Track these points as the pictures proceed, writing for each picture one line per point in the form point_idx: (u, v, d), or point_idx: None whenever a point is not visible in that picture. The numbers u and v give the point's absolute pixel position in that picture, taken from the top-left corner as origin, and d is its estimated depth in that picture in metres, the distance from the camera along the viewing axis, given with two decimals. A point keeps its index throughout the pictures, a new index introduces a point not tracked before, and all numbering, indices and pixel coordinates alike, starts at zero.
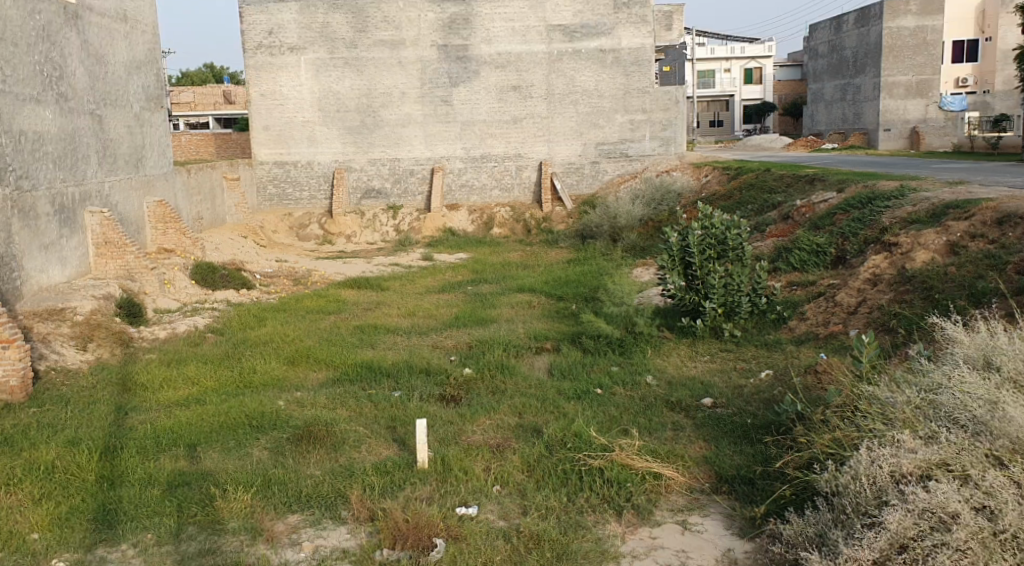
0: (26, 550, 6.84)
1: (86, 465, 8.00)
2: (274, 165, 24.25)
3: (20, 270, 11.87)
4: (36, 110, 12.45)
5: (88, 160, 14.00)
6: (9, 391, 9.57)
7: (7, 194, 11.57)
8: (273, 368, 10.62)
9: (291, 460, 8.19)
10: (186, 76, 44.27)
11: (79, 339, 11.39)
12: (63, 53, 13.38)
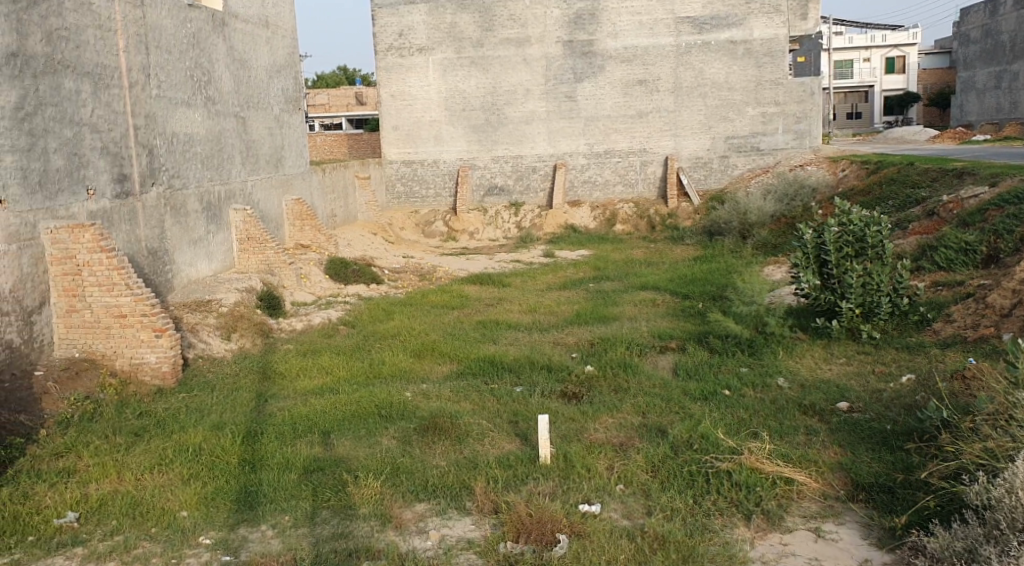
0: (177, 526, 7.17)
1: (229, 448, 8.37)
2: (402, 165, 24.84)
3: (172, 264, 12.55)
4: (187, 113, 13.10)
5: (232, 160, 14.65)
6: (162, 376, 10.06)
7: (160, 193, 12.25)
8: (399, 360, 10.85)
9: (417, 450, 8.36)
10: (321, 79, 45.65)
11: (224, 330, 11.79)
12: (211, 59, 14.01)
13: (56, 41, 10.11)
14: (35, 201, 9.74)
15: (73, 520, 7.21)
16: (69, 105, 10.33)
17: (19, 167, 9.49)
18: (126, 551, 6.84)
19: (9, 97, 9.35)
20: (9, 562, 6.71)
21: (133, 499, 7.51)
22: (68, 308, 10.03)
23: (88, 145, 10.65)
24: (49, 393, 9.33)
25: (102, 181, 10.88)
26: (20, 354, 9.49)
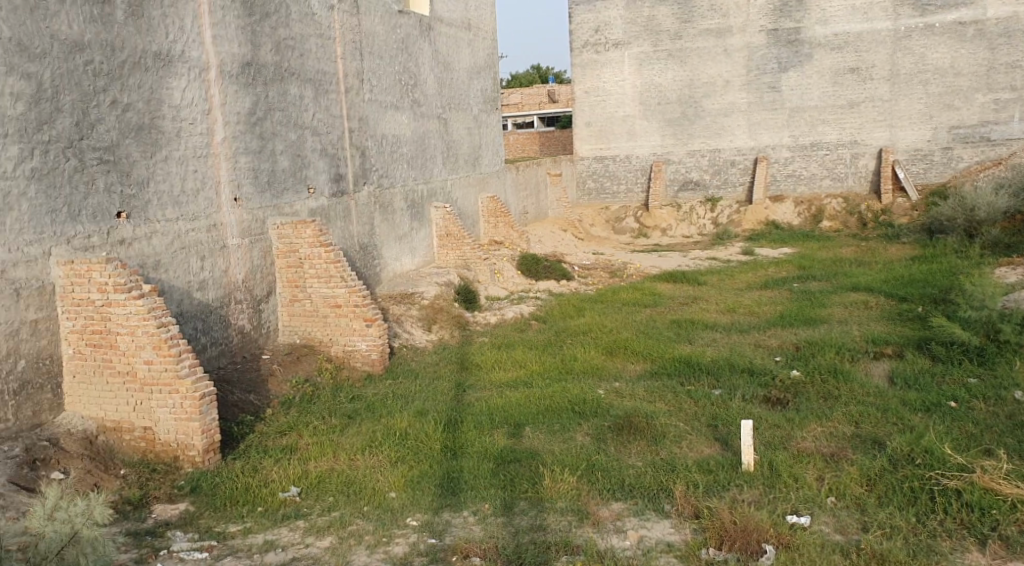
0: (386, 506, 7.50)
1: (433, 434, 8.66)
2: (594, 160, 24.99)
3: (380, 258, 13.12)
4: (396, 116, 13.66)
5: (435, 159, 15.16)
6: (372, 363, 10.53)
7: (370, 191, 12.85)
8: (593, 356, 10.88)
9: (612, 448, 8.37)
10: (515, 79, 46.15)
11: (425, 321, 12.27)
12: (418, 63, 14.52)
13: (283, 51, 10.78)
14: (264, 199, 10.44)
15: (295, 495, 7.66)
16: (294, 110, 10.99)
17: (251, 168, 10.18)
18: (342, 527, 7.21)
19: (244, 104, 10.05)
20: (242, 529, 7.17)
21: (348, 478, 7.91)
22: (291, 298, 10.75)
23: (309, 147, 11.31)
24: (274, 375, 9.97)
25: (320, 180, 11.54)
26: (249, 338, 10.23)
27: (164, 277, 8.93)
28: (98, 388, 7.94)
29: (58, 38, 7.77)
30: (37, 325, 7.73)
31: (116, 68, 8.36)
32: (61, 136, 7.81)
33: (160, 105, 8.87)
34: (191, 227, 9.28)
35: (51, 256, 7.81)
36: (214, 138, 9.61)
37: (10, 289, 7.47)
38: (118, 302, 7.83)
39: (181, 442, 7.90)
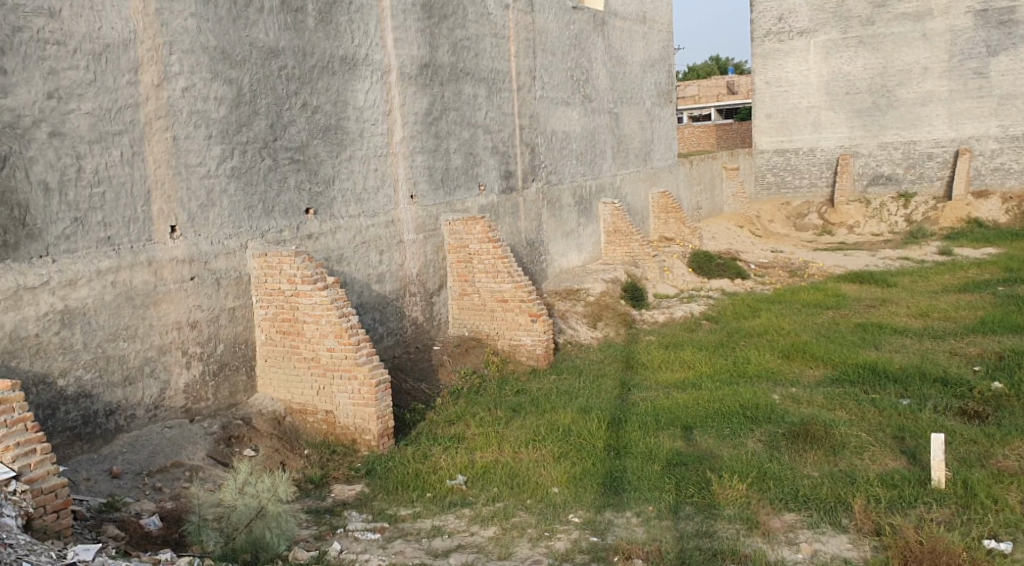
0: (549, 501, 7.59)
1: (596, 431, 8.69)
2: (774, 154, 23.97)
3: (547, 254, 13.30)
4: (566, 112, 13.73)
5: (604, 154, 15.13)
6: (537, 358, 10.73)
7: (539, 188, 13.02)
8: (767, 359, 10.51)
9: (786, 457, 8.07)
10: (692, 70, 44.94)
11: (590, 318, 12.32)
12: (590, 58, 14.50)
13: (460, 51, 11.10)
14: (439, 197, 10.83)
15: (462, 483, 7.89)
16: (468, 109, 11.31)
17: (427, 166, 10.59)
18: (506, 518, 7.36)
19: (421, 104, 10.46)
20: (412, 514, 7.47)
21: (512, 470, 8.07)
22: (461, 292, 11.06)
23: (481, 144, 11.59)
24: (443, 365, 10.31)
25: (491, 178, 11.81)
26: (422, 330, 10.64)
27: (347, 270, 9.45)
28: (287, 370, 8.57)
29: (256, 45, 8.45)
30: (235, 312, 8.46)
31: (307, 73, 8.97)
32: (258, 137, 8.53)
33: (346, 106, 9.43)
34: (371, 223, 9.79)
35: (247, 249, 8.54)
36: (393, 138, 10.08)
37: (212, 277, 8.22)
38: (304, 292, 8.35)
39: (358, 426, 8.33)
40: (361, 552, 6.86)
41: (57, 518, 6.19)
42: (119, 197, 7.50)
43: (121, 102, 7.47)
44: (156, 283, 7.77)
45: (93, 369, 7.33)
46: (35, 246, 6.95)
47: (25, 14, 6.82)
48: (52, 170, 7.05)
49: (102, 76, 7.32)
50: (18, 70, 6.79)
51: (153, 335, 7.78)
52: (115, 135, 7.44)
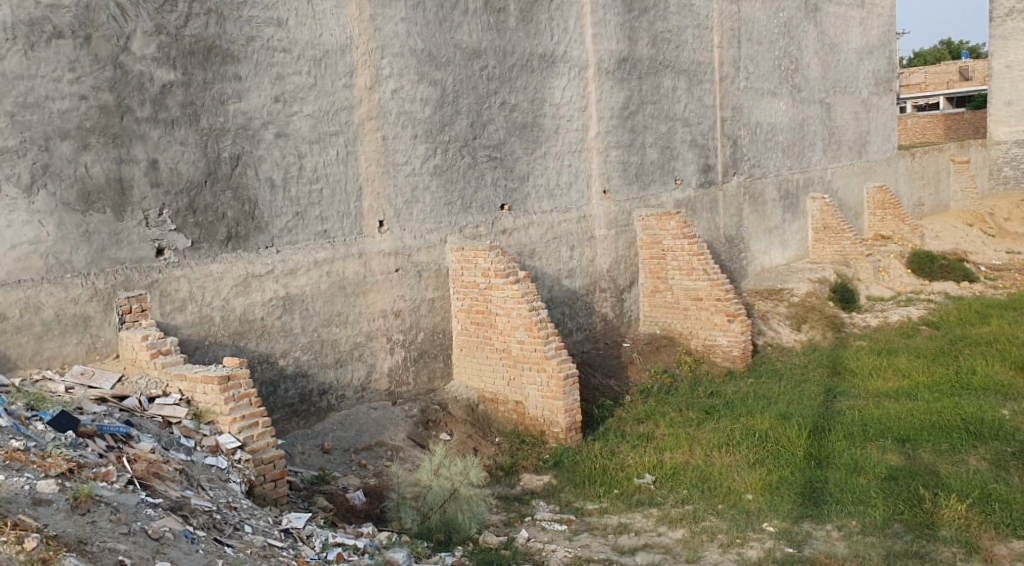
0: (742, 508, 7.33)
1: (795, 439, 8.34)
2: (1015, 144, 21.73)
3: (747, 251, 13.28)
4: (772, 103, 13.55)
5: (813, 147, 14.81)
6: (733, 359, 10.65)
7: (741, 181, 12.97)
8: (997, 371, 9.58)
9: (1015, 478, 7.33)
10: (919, 56, 41.35)
11: (794, 320, 12.04)
12: (800, 46, 14.19)
13: (660, 44, 11.17)
14: (635, 191, 11.06)
15: (650, 482, 7.82)
16: (667, 102, 11.35)
17: (622, 161, 10.81)
18: (695, 521, 7.18)
19: (619, 98, 10.64)
20: (598, 509, 7.48)
21: (703, 473, 7.88)
22: (653, 289, 11.22)
23: (679, 138, 11.67)
24: (634, 362, 10.48)
25: (689, 172, 11.90)
26: (613, 325, 10.91)
27: (539, 264, 9.78)
28: (479, 360, 8.90)
29: (459, 47, 8.90)
30: (434, 303, 8.88)
31: (506, 71, 9.35)
32: (459, 136, 8.97)
33: (543, 103, 9.75)
34: (564, 219, 10.09)
35: (446, 243, 8.96)
36: (588, 134, 10.32)
37: (415, 270, 8.67)
38: (498, 286, 8.67)
39: (547, 418, 8.52)
40: (547, 541, 6.94)
41: (275, 487, 6.64)
42: (334, 193, 8.05)
43: (339, 104, 8.01)
44: (365, 273, 8.28)
45: (309, 351, 7.91)
46: (262, 238, 7.61)
47: (257, 24, 7.46)
48: (277, 168, 7.67)
49: (322, 80, 7.88)
50: (250, 76, 7.45)
51: (362, 322, 8.29)
52: (331, 136, 7.99)
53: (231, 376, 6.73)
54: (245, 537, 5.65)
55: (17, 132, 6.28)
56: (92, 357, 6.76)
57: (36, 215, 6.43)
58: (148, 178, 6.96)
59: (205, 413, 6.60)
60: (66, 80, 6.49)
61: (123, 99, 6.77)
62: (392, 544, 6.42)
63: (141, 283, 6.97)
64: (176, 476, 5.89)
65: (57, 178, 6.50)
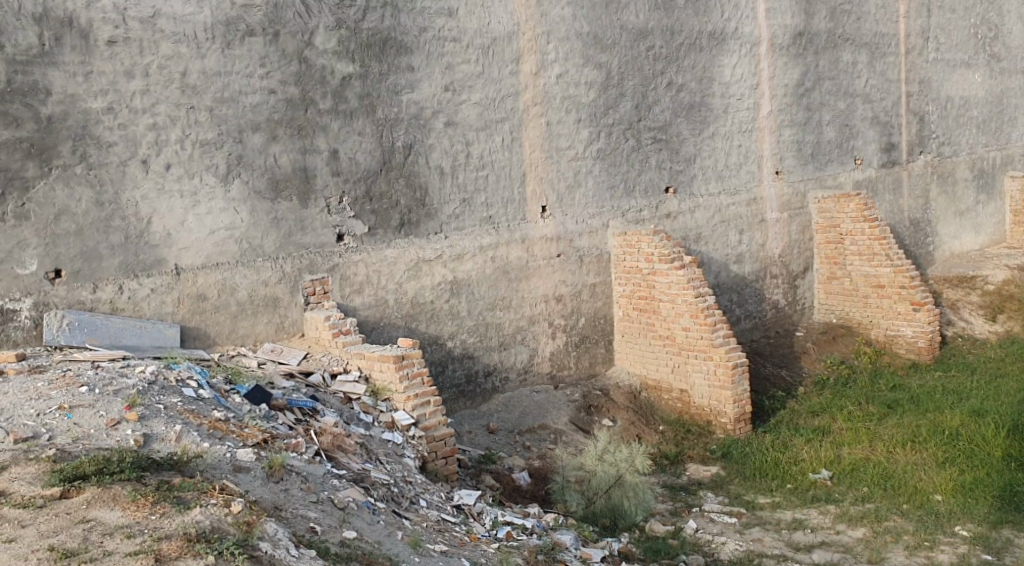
0: (931, 509, 6.87)
1: (991, 439, 7.73)
2: None
3: (935, 236, 12.43)
4: (967, 75, 12.61)
5: (1014, 122, 13.67)
6: (918, 351, 10.19)
7: (929, 159, 12.18)
8: None
9: None
10: None
11: (989, 310, 11.42)
12: (1001, 12, 13.05)
13: (839, 16, 10.66)
14: (811, 170, 10.68)
15: (827, 478, 7.48)
16: (847, 78, 10.85)
17: (795, 141, 10.43)
18: (878, 521, 6.79)
19: (793, 75, 10.27)
20: (771, 503, 7.22)
21: (886, 471, 7.45)
22: (830, 275, 10.81)
23: (860, 115, 11.12)
24: (807, 353, 10.24)
25: (870, 151, 11.32)
26: (784, 314, 10.58)
27: (705, 248, 9.60)
28: (643, 346, 8.86)
29: (626, 28, 8.81)
30: (595, 288, 8.88)
31: (674, 51, 9.18)
32: (623, 118, 8.89)
33: (711, 82, 9.54)
34: (732, 201, 9.85)
35: (609, 228, 8.94)
36: (760, 113, 10.02)
37: (576, 255, 8.71)
38: (662, 271, 8.62)
39: (714, 408, 8.40)
40: (717, 533, 6.76)
41: (446, 463, 6.84)
42: (500, 179, 8.20)
43: (505, 91, 8.12)
44: (527, 258, 8.37)
45: (475, 334, 8.09)
46: (432, 224, 7.85)
47: (429, 15, 7.65)
48: (446, 156, 7.88)
49: (489, 68, 8.01)
50: (422, 67, 7.67)
51: (525, 306, 8.39)
52: (497, 123, 8.12)
53: (405, 356, 6.96)
54: (420, 511, 5.92)
55: (215, 125, 6.77)
56: (280, 335, 7.20)
57: (232, 203, 6.91)
58: (330, 168, 7.31)
59: (381, 390, 6.90)
60: (257, 76, 6.92)
61: (307, 93, 7.14)
62: (559, 526, 6.45)
63: (323, 267, 7.35)
64: (357, 449, 6.16)
65: (250, 168, 6.96)
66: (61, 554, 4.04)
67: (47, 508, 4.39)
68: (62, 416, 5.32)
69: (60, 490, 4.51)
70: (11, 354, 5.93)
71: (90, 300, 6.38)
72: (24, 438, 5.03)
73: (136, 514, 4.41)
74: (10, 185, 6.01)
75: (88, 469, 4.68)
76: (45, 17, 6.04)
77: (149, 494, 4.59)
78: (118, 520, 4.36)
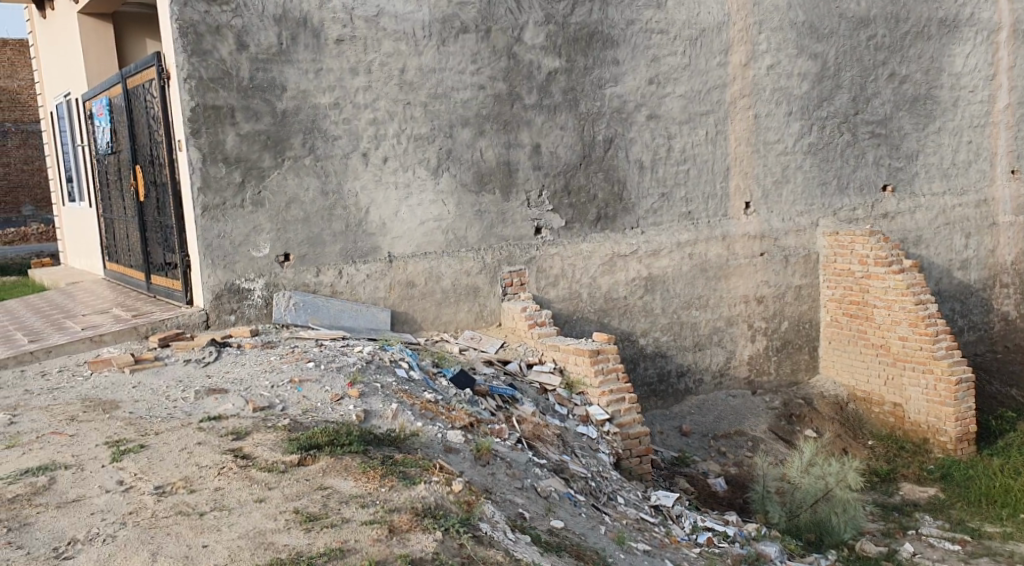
0: None
1: None
2: None
3: None
4: None
5: None
6: None
7: None
8: None
9: None
10: None
11: None
12: None
13: None
14: None
15: None
16: None
17: None
18: None
19: None
20: (1001, 533, 6.59)
21: None
22: None
23: None
24: None
25: None
26: (1014, 327, 9.69)
27: (925, 252, 8.90)
28: (853, 355, 8.37)
29: (846, 16, 8.33)
30: (801, 290, 8.46)
31: (899, 40, 8.61)
32: (838, 111, 8.41)
33: (941, 73, 8.86)
34: (959, 202, 9.11)
35: (819, 227, 8.49)
36: (995, 106, 9.23)
37: (781, 254, 8.33)
38: (878, 274, 8.11)
39: (933, 425, 7.83)
40: (937, 560, 6.27)
41: (640, 462, 6.74)
42: (702, 173, 7.99)
43: (712, 83, 7.90)
44: (728, 257, 8.10)
45: (669, 332, 7.94)
46: (629, 219, 7.79)
47: (637, 7, 7.56)
48: (647, 150, 7.76)
49: (696, 59, 7.81)
50: (627, 60, 7.59)
51: (723, 306, 8.13)
52: (703, 116, 7.91)
53: (600, 350, 6.92)
54: (618, 507, 5.87)
55: (428, 120, 7.02)
56: (479, 324, 7.39)
57: (440, 195, 7.15)
58: (532, 161, 7.41)
59: (577, 383, 6.91)
60: (468, 72, 7.11)
61: (514, 88, 7.27)
62: (762, 536, 6.20)
63: (521, 259, 7.44)
64: (555, 440, 6.20)
65: (458, 162, 7.17)
66: (304, 518, 4.28)
67: (290, 473, 4.68)
68: (293, 388, 5.69)
69: (298, 457, 4.79)
70: (245, 330, 6.49)
71: (314, 283, 6.81)
72: (261, 407, 5.43)
73: (368, 485, 4.60)
74: (249, 175, 6.52)
75: (320, 440, 4.95)
76: (283, 18, 6.51)
77: (377, 466, 4.77)
78: (352, 490, 4.57)
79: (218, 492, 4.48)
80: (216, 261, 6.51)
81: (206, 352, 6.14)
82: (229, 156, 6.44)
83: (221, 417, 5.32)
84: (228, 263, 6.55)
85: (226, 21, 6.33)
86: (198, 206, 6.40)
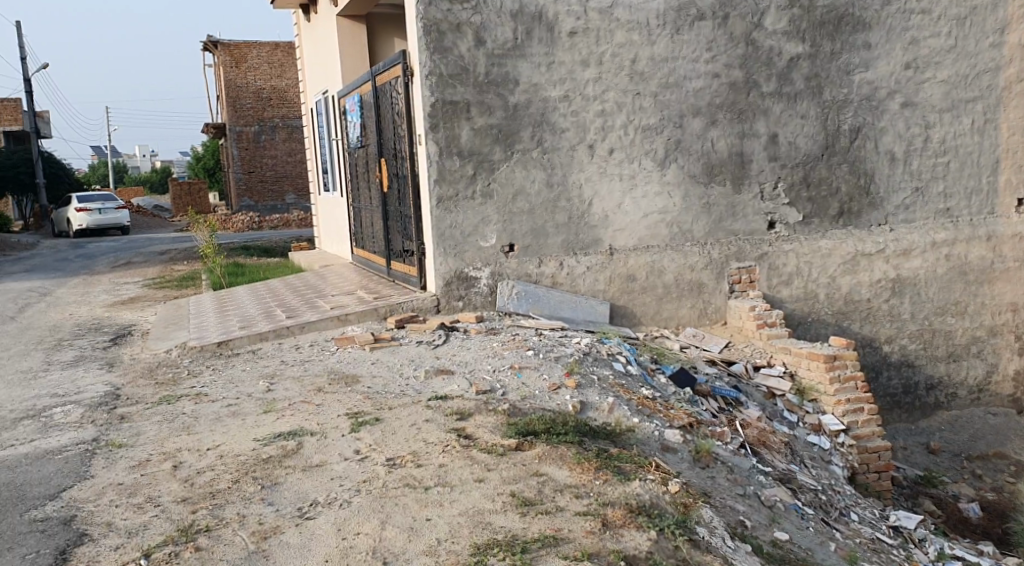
0: None
1: None
2: None
3: None
4: None
5: None
6: None
7: None
8: None
9: None
10: None
11: None
12: None
13: None
14: None
15: None
16: None
17: None
18: None
19: None
20: None
21: None
22: None
23: None
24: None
25: None
26: None
27: None
28: None
29: None
30: None
31: None
32: None
33: None
34: None
35: None
36: None
37: None
38: None
39: None
40: None
41: (878, 479, 6.21)
42: (964, 167, 7.32)
43: (981, 66, 7.24)
44: (994, 258, 7.42)
45: (918, 340, 7.34)
46: (875, 216, 7.22)
47: None
48: (899, 140, 7.18)
49: (964, 41, 7.17)
50: (881, 44, 7.04)
51: (985, 315, 7.46)
52: (969, 103, 7.26)
53: (837, 356, 6.40)
54: (851, 525, 5.35)
55: (658, 110, 6.78)
56: (703, 322, 7.07)
57: (666, 187, 6.89)
58: (767, 153, 6.99)
59: (809, 390, 6.44)
60: (703, 60, 6.81)
61: (751, 76, 6.88)
62: None
63: (752, 255, 7.06)
64: (783, 447, 5.76)
65: (687, 153, 6.88)
66: (520, 502, 4.17)
67: (507, 456, 4.56)
68: (513, 374, 5.66)
69: (516, 442, 4.67)
70: (471, 316, 6.53)
71: (536, 273, 6.76)
72: (484, 391, 5.41)
73: (582, 476, 4.40)
74: (481, 168, 6.55)
75: (537, 427, 4.87)
76: (520, 14, 6.50)
77: (592, 458, 4.57)
78: (567, 480, 4.39)
79: (442, 469, 4.43)
80: (448, 251, 6.60)
81: (436, 335, 6.24)
82: (463, 148, 6.49)
83: (448, 396, 5.35)
84: (458, 251, 6.62)
85: (466, 18, 6.41)
86: (434, 197, 6.50)
